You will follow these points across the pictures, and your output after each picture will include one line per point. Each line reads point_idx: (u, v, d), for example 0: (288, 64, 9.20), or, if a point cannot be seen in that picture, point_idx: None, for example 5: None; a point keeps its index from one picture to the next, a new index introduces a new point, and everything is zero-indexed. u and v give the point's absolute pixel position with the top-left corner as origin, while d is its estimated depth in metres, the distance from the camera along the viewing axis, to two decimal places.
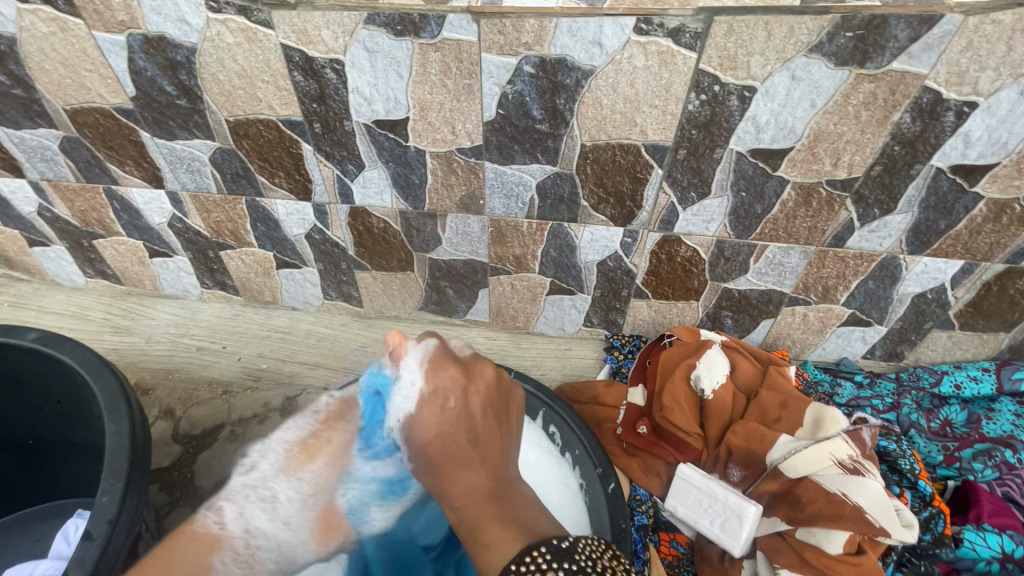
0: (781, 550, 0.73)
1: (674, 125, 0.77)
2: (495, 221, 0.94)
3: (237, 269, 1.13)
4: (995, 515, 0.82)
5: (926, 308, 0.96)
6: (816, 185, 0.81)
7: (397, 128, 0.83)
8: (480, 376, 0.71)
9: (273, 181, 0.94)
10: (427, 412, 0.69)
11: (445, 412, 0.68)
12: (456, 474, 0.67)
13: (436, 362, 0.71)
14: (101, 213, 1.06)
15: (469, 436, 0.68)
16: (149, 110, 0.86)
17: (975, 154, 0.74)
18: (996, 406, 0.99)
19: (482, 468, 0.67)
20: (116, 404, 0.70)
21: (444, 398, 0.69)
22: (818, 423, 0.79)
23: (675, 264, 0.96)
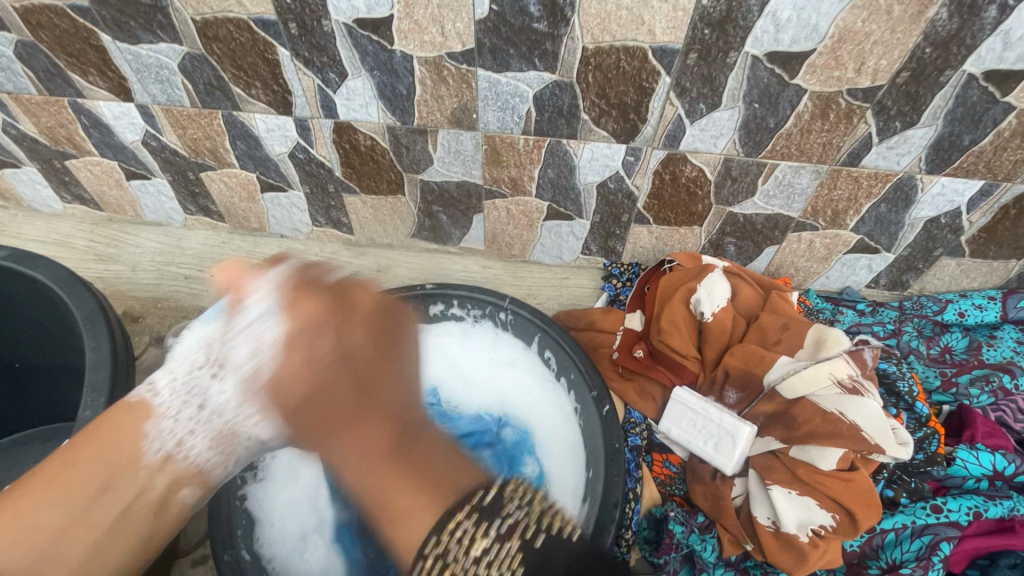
0: (773, 468, 0.74)
1: (685, 23, 0.69)
2: (489, 137, 0.88)
3: (220, 193, 1.08)
4: (988, 436, 0.83)
5: (938, 234, 0.92)
6: (835, 94, 0.74)
7: (381, 29, 0.75)
8: (357, 304, 0.63)
9: (250, 92, 0.87)
10: (293, 359, 0.60)
11: (311, 358, 0.60)
12: (337, 438, 0.61)
13: (296, 292, 0.62)
14: (70, 130, 0.99)
15: (349, 379, 0.61)
16: (106, 7, 0.78)
17: (1013, 58, 0.68)
18: (999, 333, 0.97)
19: (378, 418, 0.61)
20: (94, 321, 0.67)
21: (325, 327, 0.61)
22: (819, 344, 0.78)
23: (679, 186, 0.91)
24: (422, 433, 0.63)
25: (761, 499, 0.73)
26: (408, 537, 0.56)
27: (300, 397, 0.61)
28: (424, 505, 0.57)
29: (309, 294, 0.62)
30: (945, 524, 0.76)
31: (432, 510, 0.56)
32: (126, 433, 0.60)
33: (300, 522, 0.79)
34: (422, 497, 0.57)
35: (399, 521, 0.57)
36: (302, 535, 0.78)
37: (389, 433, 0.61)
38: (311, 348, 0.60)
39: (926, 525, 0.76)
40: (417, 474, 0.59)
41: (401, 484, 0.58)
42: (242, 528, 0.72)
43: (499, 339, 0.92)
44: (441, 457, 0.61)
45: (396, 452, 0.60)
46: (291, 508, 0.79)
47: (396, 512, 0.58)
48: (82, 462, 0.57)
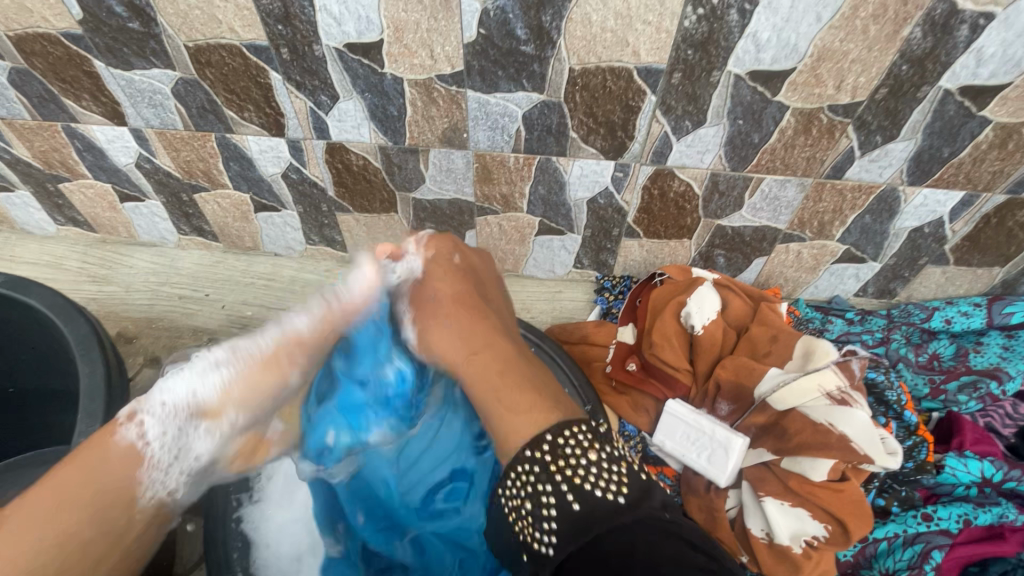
0: (766, 479, 0.75)
1: (668, 45, 0.71)
2: (480, 155, 0.90)
3: (214, 213, 1.09)
4: (976, 444, 0.83)
5: (922, 243, 0.94)
6: (817, 110, 0.76)
7: (372, 53, 0.77)
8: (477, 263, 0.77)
9: (243, 115, 0.88)
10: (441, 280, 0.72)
11: (450, 276, 0.72)
12: (486, 358, 0.65)
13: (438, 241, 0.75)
14: (63, 154, 1.00)
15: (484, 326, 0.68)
16: (100, 35, 0.79)
17: (986, 74, 0.70)
18: (984, 339, 0.98)
19: (502, 348, 0.67)
20: (89, 347, 0.68)
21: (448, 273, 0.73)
22: (808, 355, 0.79)
23: (667, 201, 0.93)
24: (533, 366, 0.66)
25: (755, 512, 0.74)
26: (522, 430, 0.57)
27: (445, 305, 0.70)
28: (541, 404, 0.59)
29: (448, 238, 0.76)
30: (936, 532, 0.77)
31: (546, 413, 0.57)
32: (116, 473, 0.57)
33: (295, 542, 0.79)
34: (532, 398, 0.60)
35: (509, 412, 0.59)
36: (297, 556, 0.78)
37: (513, 351, 0.67)
38: (451, 263, 0.74)
39: (918, 534, 0.77)
40: (530, 387, 0.62)
41: (525, 386, 0.61)
42: (237, 552, 0.72)
43: None
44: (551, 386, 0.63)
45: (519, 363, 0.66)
46: (286, 531, 0.79)
47: (509, 411, 0.59)
48: (75, 507, 0.54)
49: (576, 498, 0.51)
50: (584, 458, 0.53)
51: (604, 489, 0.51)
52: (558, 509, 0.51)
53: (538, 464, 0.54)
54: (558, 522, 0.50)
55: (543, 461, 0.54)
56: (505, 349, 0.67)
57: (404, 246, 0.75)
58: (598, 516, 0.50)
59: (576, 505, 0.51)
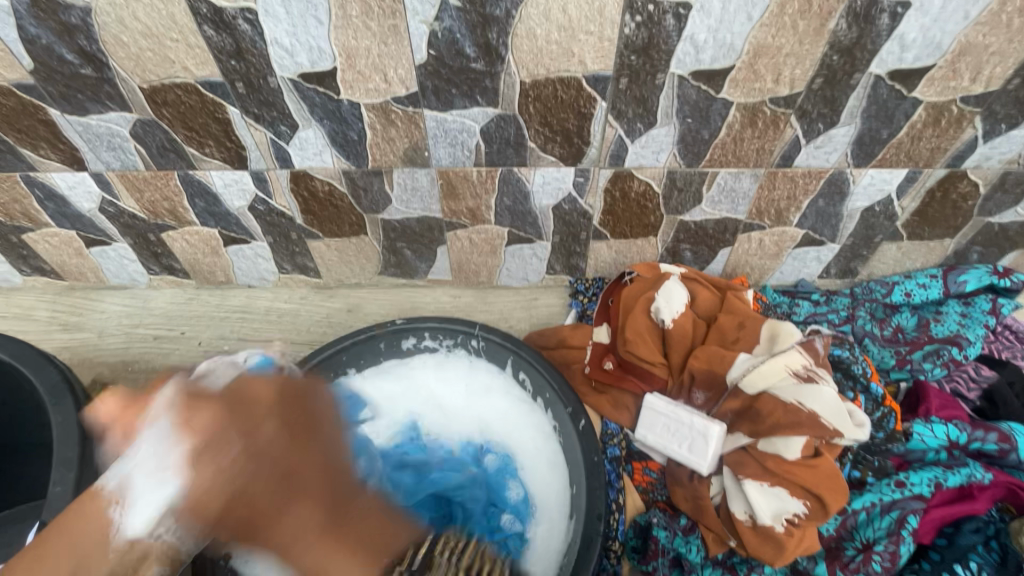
0: (745, 462, 0.77)
1: (612, 52, 0.74)
2: (443, 172, 0.91)
3: (183, 251, 1.08)
4: (942, 409, 0.89)
5: (875, 221, 0.98)
6: (759, 104, 0.80)
7: (326, 81, 0.78)
8: (253, 390, 0.56)
9: (204, 151, 0.89)
10: (202, 470, 0.50)
11: (223, 466, 0.50)
12: (280, 517, 0.52)
13: (187, 404, 0.52)
14: (24, 204, 0.99)
15: (268, 465, 0.52)
16: (53, 83, 0.79)
17: (911, 57, 0.74)
18: (944, 308, 1.03)
19: (310, 498, 0.54)
20: (61, 396, 0.68)
21: (218, 437, 0.51)
22: (774, 338, 0.82)
23: (629, 201, 0.95)
24: (351, 485, 0.59)
25: (737, 494, 0.76)
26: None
27: (223, 503, 0.50)
28: (361, 563, 0.55)
29: (205, 395, 0.53)
30: (910, 497, 0.79)
31: (370, 568, 0.55)
32: None
33: None
34: (348, 541, 0.55)
35: (344, 563, 0.54)
36: None
37: (326, 509, 0.55)
38: (219, 458, 0.50)
39: (893, 501, 0.79)
40: (349, 535, 0.55)
41: (331, 546, 0.53)
42: None
43: (475, 366, 0.93)
44: (380, 524, 0.60)
45: (333, 524, 0.55)
46: None
47: (323, 567, 0.53)
48: None
49: None
50: None
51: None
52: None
53: None
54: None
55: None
56: (315, 463, 0.57)
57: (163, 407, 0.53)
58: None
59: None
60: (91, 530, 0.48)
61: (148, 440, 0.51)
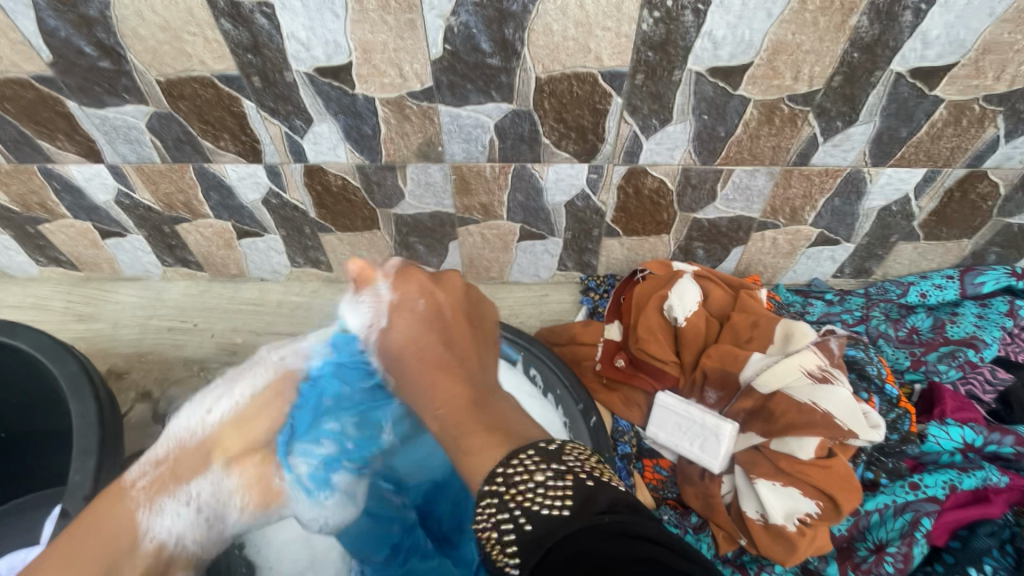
0: (757, 462, 0.77)
1: (629, 48, 0.74)
2: (456, 167, 0.91)
3: (197, 243, 1.09)
4: (958, 411, 0.88)
5: (891, 221, 0.97)
6: (777, 101, 0.79)
7: (342, 75, 0.78)
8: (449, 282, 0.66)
9: (219, 145, 0.89)
10: (401, 322, 0.64)
11: (411, 318, 0.64)
12: (431, 381, 0.61)
13: (405, 270, 0.66)
14: (42, 195, 1.00)
15: (442, 341, 0.62)
16: (71, 76, 0.79)
17: (934, 55, 0.73)
18: (960, 309, 1.02)
19: (460, 372, 0.61)
20: (79, 384, 0.69)
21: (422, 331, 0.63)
22: (788, 338, 0.81)
23: (643, 198, 0.95)
24: (499, 397, 0.62)
25: (748, 494, 0.76)
26: (478, 468, 0.53)
27: (403, 347, 0.64)
28: (492, 440, 0.54)
29: (413, 271, 0.66)
30: (924, 499, 0.79)
31: (501, 447, 0.53)
32: (123, 520, 0.62)
33: (296, 559, 0.80)
34: (491, 436, 0.55)
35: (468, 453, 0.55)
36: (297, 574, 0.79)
37: (462, 368, 0.61)
38: (413, 306, 0.64)
39: (907, 503, 0.79)
40: (486, 421, 0.57)
41: (473, 426, 0.56)
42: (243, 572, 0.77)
43: None
44: (511, 416, 0.59)
45: (477, 408, 0.58)
46: (287, 550, 0.80)
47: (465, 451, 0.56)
48: (85, 550, 0.59)
49: (526, 518, 0.46)
50: (532, 480, 0.48)
51: (548, 502, 0.46)
52: (513, 531, 0.46)
53: (494, 496, 0.49)
54: (514, 545, 0.46)
55: (499, 492, 0.49)
56: (464, 390, 0.60)
57: (373, 278, 0.66)
58: (547, 536, 0.44)
59: (528, 524, 0.46)
60: (116, 522, 0.62)
61: (360, 304, 0.67)
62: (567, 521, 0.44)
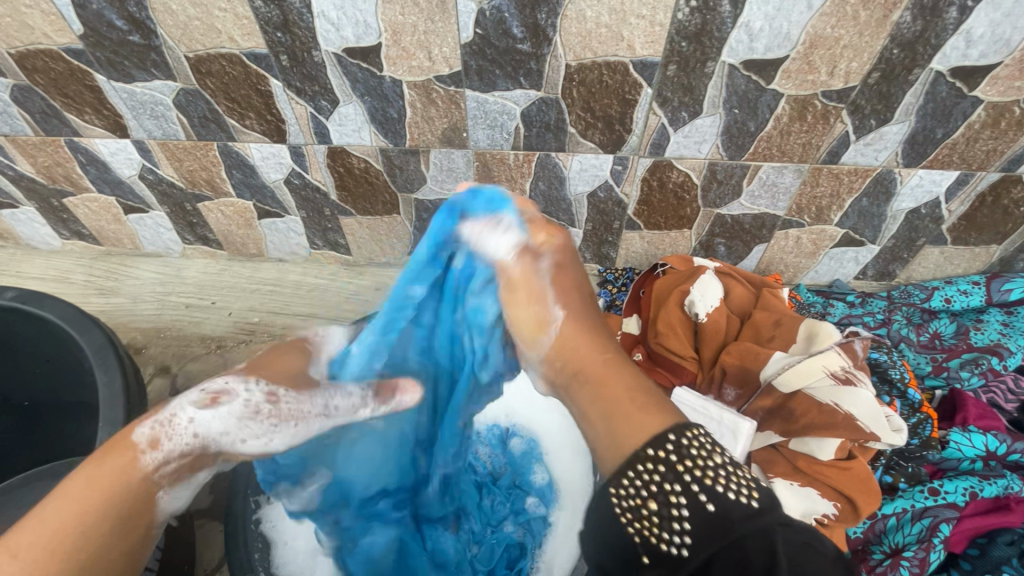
0: (776, 461, 0.76)
1: (662, 37, 0.72)
2: (480, 154, 0.91)
3: (218, 222, 1.10)
4: (980, 418, 0.87)
5: (919, 224, 0.95)
6: (811, 97, 0.77)
7: (370, 57, 0.78)
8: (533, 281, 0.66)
9: (245, 123, 0.89)
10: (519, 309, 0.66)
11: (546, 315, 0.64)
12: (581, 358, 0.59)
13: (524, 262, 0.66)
14: (67, 168, 1.01)
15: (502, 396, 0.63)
16: (101, 49, 0.80)
17: (976, 54, 0.71)
18: (985, 316, 1.01)
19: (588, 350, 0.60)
20: (106, 356, 0.70)
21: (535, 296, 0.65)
22: (812, 338, 0.80)
23: (667, 191, 0.94)
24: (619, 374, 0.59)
25: None
26: (645, 428, 0.47)
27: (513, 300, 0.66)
28: (647, 408, 0.49)
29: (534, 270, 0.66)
30: (943, 506, 0.79)
31: (659, 415, 0.48)
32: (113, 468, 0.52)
33: (311, 537, 0.79)
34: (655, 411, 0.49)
35: (626, 427, 0.48)
36: (313, 551, 0.79)
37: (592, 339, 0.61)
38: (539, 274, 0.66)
39: (925, 509, 0.79)
40: (647, 404, 0.50)
41: (643, 396, 0.51)
42: (259, 552, 0.73)
43: None
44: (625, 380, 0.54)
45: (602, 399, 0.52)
46: (303, 526, 0.79)
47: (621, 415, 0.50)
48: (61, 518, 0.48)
49: (709, 497, 0.42)
50: (710, 459, 0.44)
51: (736, 489, 0.43)
52: (687, 507, 0.43)
53: (661, 463, 0.44)
54: (688, 523, 0.42)
55: (669, 461, 0.44)
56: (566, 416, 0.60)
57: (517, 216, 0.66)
58: (733, 523, 0.41)
59: (708, 505, 0.42)
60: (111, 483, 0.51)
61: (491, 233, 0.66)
62: (755, 515, 0.41)
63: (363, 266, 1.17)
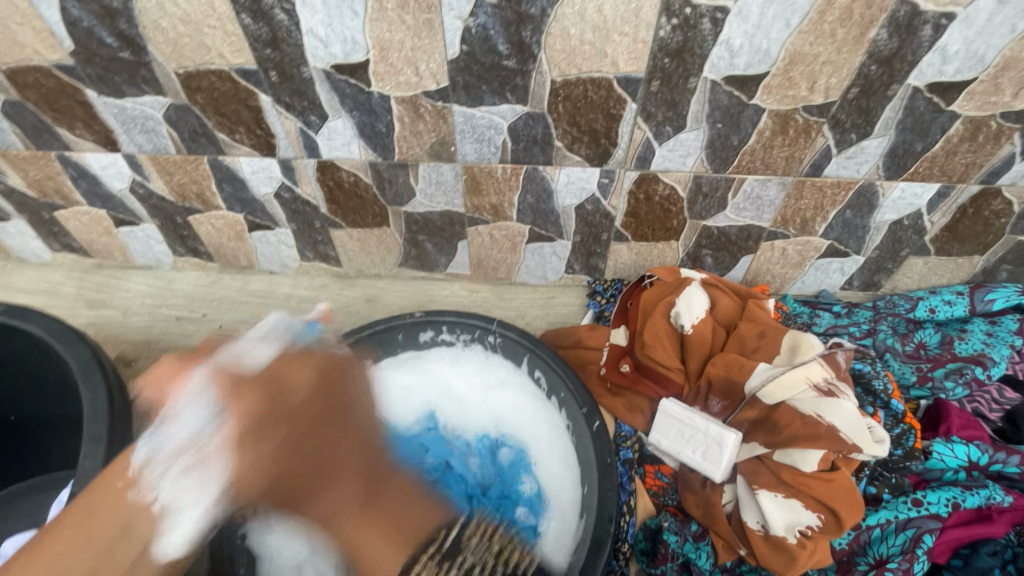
0: (760, 472, 0.77)
1: (646, 54, 0.74)
2: (468, 167, 0.92)
3: (209, 234, 1.10)
4: (963, 428, 0.88)
5: (902, 235, 0.96)
6: (792, 111, 0.79)
7: (358, 73, 0.79)
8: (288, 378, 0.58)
9: (234, 138, 0.90)
10: (241, 454, 0.54)
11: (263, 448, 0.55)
12: (327, 489, 0.61)
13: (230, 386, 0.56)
14: (58, 181, 1.01)
15: (301, 452, 0.57)
16: (92, 65, 0.80)
17: (952, 70, 0.72)
18: (968, 326, 1.01)
19: (344, 473, 0.62)
20: (91, 371, 0.70)
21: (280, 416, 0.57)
22: (794, 350, 0.82)
23: (653, 204, 0.95)
24: (391, 476, 0.67)
25: (750, 504, 0.77)
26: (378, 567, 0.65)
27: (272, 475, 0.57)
28: (393, 546, 0.64)
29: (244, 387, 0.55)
30: (926, 516, 0.79)
31: (399, 550, 0.65)
32: (112, 513, 0.50)
33: (293, 552, 0.80)
34: (363, 518, 0.63)
35: (365, 557, 0.64)
36: (295, 567, 0.79)
37: (360, 483, 0.63)
38: (261, 440, 0.54)
39: (909, 519, 0.79)
40: (381, 510, 0.64)
41: (366, 529, 0.63)
42: None
43: (490, 361, 0.94)
44: (408, 503, 0.68)
45: (370, 495, 0.64)
46: (286, 542, 0.80)
47: (364, 553, 0.64)
48: (97, 526, 0.49)
49: None
50: None
51: None
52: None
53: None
54: None
55: None
56: (352, 471, 0.62)
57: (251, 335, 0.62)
58: None
59: None
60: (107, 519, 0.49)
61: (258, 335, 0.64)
62: None
63: (354, 277, 1.17)
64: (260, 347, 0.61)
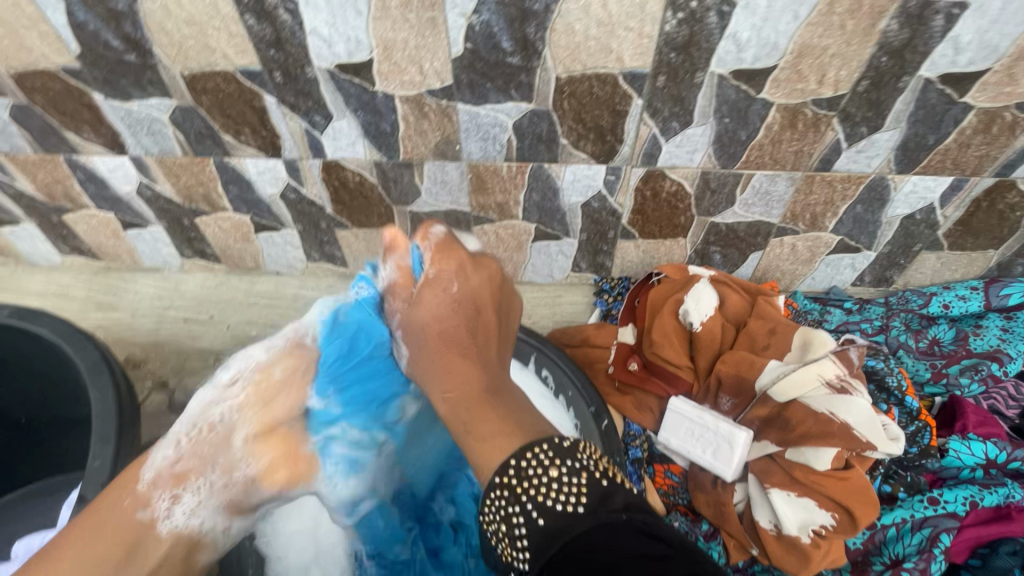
0: (771, 471, 0.77)
1: (651, 49, 0.73)
2: (473, 166, 0.91)
3: (215, 236, 1.11)
4: (980, 426, 0.87)
5: (915, 230, 0.95)
6: (801, 105, 0.78)
7: (362, 72, 0.79)
8: (485, 268, 0.68)
9: (240, 139, 0.90)
10: (428, 300, 0.65)
11: (444, 297, 0.65)
12: (453, 362, 0.63)
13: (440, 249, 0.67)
14: (66, 185, 1.02)
15: (474, 307, 0.66)
16: (98, 69, 0.81)
17: (965, 61, 0.71)
18: (984, 322, 1.00)
19: (478, 362, 0.63)
20: (99, 372, 0.70)
21: (440, 281, 0.66)
22: (806, 347, 0.80)
23: (660, 201, 0.94)
24: (515, 395, 0.62)
25: (761, 503, 0.76)
26: (489, 458, 0.53)
27: (427, 326, 0.65)
28: (504, 429, 0.55)
29: (455, 248, 0.67)
30: (943, 515, 0.78)
31: (512, 438, 0.54)
32: (118, 514, 0.60)
33: (302, 551, 0.80)
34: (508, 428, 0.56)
35: (477, 439, 0.56)
36: (304, 567, 0.79)
37: (472, 348, 0.64)
38: (444, 288, 0.65)
39: (925, 518, 0.78)
40: (497, 411, 0.58)
41: (484, 413, 0.58)
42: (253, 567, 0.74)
43: None
44: (522, 411, 0.59)
45: (484, 402, 0.59)
46: (294, 542, 0.80)
47: (477, 435, 0.56)
48: (104, 536, 0.58)
49: (539, 513, 0.49)
50: (546, 475, 0.50)
51: (564, 499, 0.48)
52: (524, 524, 0.49)
53: (506, 488, 0.51)
54: (526, 538, 0.49)
55: (509, 485, 0.51)
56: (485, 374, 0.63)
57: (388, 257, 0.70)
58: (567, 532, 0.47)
59: (540, 518, 0.48)
60: (113, 519, 0.59)
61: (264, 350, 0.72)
62: (581, 517, 0.47)
63: None
64: (419, 248, 0.68)
